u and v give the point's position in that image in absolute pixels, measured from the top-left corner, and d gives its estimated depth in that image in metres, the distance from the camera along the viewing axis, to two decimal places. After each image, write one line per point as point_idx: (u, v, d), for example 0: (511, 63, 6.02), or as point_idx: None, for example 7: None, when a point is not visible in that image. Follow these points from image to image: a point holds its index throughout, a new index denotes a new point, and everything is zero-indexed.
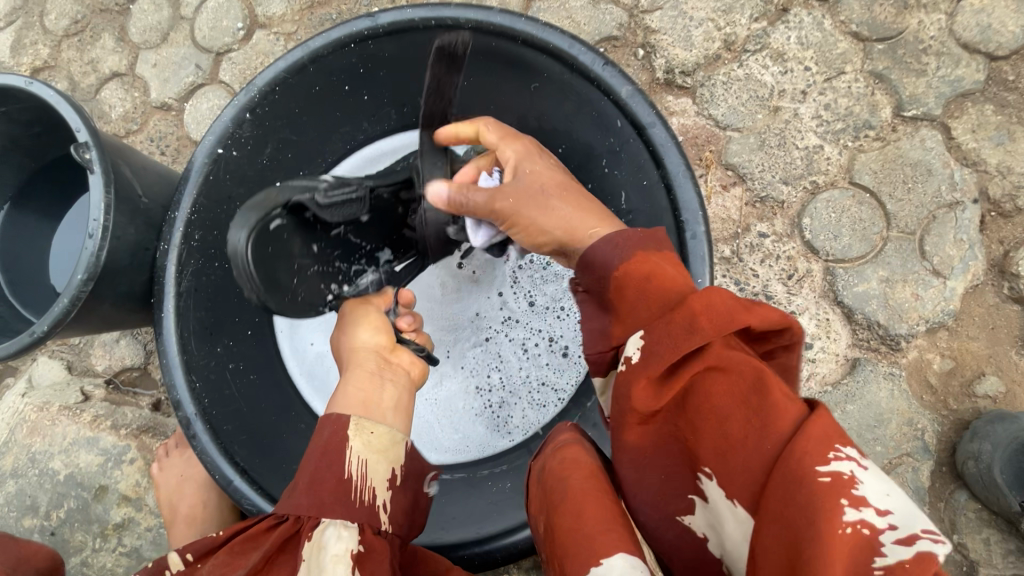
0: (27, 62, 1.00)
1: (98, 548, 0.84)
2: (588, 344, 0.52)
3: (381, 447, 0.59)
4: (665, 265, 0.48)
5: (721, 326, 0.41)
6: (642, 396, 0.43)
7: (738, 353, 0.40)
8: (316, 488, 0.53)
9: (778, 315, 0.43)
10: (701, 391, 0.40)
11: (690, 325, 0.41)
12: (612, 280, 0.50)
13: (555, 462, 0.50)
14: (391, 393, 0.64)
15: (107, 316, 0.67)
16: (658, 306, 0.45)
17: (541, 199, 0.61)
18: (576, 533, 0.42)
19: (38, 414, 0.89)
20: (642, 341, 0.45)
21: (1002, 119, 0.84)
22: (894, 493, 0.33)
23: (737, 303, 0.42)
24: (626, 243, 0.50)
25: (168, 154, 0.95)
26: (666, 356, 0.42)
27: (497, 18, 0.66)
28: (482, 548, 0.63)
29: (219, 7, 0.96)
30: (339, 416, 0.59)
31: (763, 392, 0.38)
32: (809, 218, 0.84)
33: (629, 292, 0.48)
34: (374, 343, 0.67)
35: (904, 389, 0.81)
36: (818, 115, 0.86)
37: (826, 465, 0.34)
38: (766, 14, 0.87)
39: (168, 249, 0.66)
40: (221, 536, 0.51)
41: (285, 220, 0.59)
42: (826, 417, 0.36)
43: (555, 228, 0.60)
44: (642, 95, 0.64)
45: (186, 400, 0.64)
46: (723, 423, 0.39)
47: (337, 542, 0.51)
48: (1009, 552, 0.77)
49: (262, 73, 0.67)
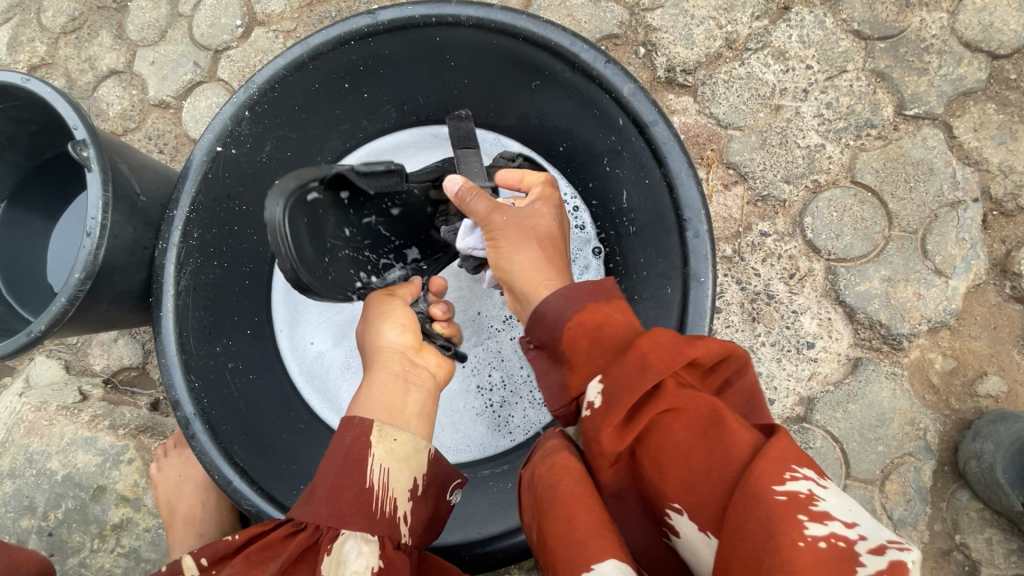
0: (24, 60, 0.99)
1: (96, 548, 0.84)
2: (550, 401, 0.50)
3: (403, 456, 0.55)
4: (613, 313, 0.49)
5: (672, 361, 0.42)
6: (610, 440, 0.42)
7: (690, 390, 0.42)
8: (338, 497, 0.51)
9: (722, 345, 0.45)
10: (659, 428, 0.41)
11: (644, 363, 0.42)
12: (564, 333, 0.49)
13: (544, 466, 0.47)
14: (415, 399, 0.60)
15: (106, 315, 0.66)
16: (610, 352, 0.46)
17: (526, 235, 0.59)
18: (566, 538, 0.41)
19: (35, 414, 0.88)
20: (601, 386, 0.44)
21: (1004, 118, 0.83)
22: (854, 508, 0.35)
23: (683, 339, 0.44)
24: (578, 295, 0.50)
25: (166, 153, 0.94)
26: (624, 398, 0.42)
27: (497, 15, 0.65)
28: (484, 549, 0.63)
29: (218, 4, 0.96)
30: (363, 421, 0.55)
31: (719, 423, 0.39)
32: (811, 216, 0.84)
33: (581, 343, 0.48)
34: (399, 343, 0.63)
35: (906, 388, 0.81)
36: (820, 114, 0.85)
37: (782, 485, 0.35)
38: (768, 12, 0.87)
39: (167, 247, 0.65)
40: (236, 541, 0.51)
41: (320, 195, 0.59)
42: (783, 442, 0.38)
43: (516, 268, 0.57)
44: (644, 93, 0.64)
45: (185, 400, 0.64)
46: (686, 455, 0.39)
47: (358, 558, 0.49)
48: (1011, 551, 0.77)
49: (262, 70, 0.67)
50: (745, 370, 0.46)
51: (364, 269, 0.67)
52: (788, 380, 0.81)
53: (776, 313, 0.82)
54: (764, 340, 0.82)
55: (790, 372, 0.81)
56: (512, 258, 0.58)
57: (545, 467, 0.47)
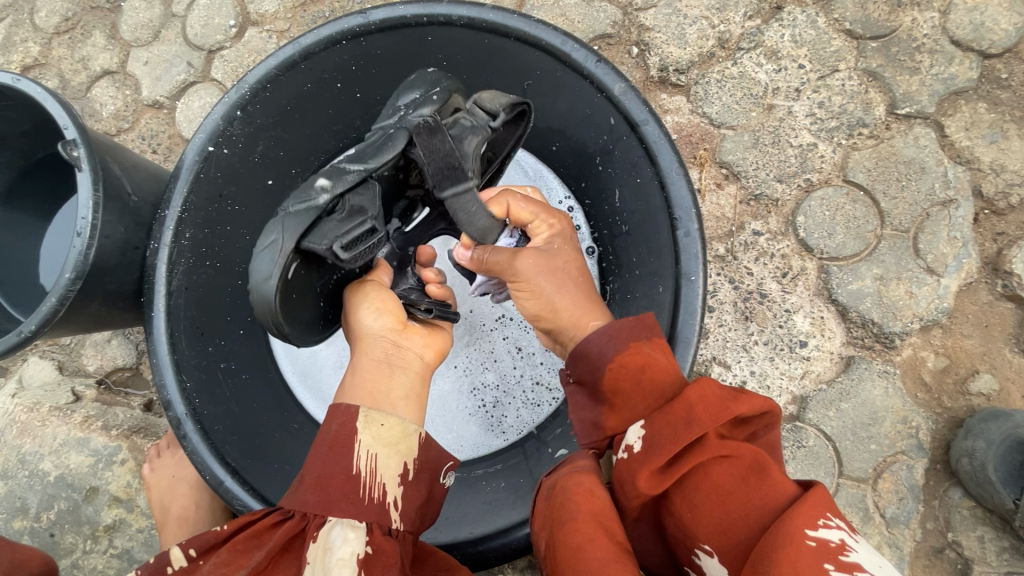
0: (16, 60, 0.99)
1: (88, 550, 0.84)
2: (581, 435, 0.51)
3: (391, 441, 0.54)
4: (657, 355, 0.49)
5: (719, 414, 0.42)
6: (646, 484, 0.42)
7: (733, 441, 0.42)
8: (324, 484, 0.51)
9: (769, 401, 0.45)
10: (699, 473, 0.41)
11: (691, 414, 0.42)
12: (604, 376, 0.50)
13: (572, 481, 0.47)
14: (401, 382, 0.59)
15: (97, 315, 0.66)
16: (654, 398, 0.47)
17: (557, 277, 0.59)
18: (585, 555, 0.41)
19: (28, 415, 0.88)
20: (642, 430, 0.45)
21: (995, 117, 0.84)
22: (887, 565, 0.37)
23: (730, 392, 0.44)
24: (619, 335, 0.51)
25: (159, 153, 0.94)
26: (667, 445, 0.42)
27: (489, 14, 0.65)
28: (474, 549, 0.63)
29: (211, 5, 0.96)
30: (349, 407, 0.54)
31: (759, 472, 0.41)
32: (803, 216, 0.84)
33: (624, 386, 0.48)
34: (379, 327, 0.61)
35: (898, 386, 0.81)
36: (812, 113, 0.86)
37: (814, 531, 0.37)
38: (760, 12, 0.87)
39: (159, 247, 0.66)
40: (224, 531, 0.50)
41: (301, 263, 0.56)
42: (821, 494, 0.39)
43: (563, 309, 0.57)
44: (634, 92, 0.64)
45: (175, 400, 0.64)
46: (723, 501, 0.40)
47: (344, 545, 0.48)
48: (1002, 549, 0.78)
49: (253, 70, 0.67)
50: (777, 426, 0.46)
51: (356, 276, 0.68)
52: (781, 378, 0.81)
53: (769, 312, 0.82)
54: (757, 339, 0.82)
55: (782, 371, 0.81)
56: (554, 299, 0.58)
57: (572, 483, 0.47)
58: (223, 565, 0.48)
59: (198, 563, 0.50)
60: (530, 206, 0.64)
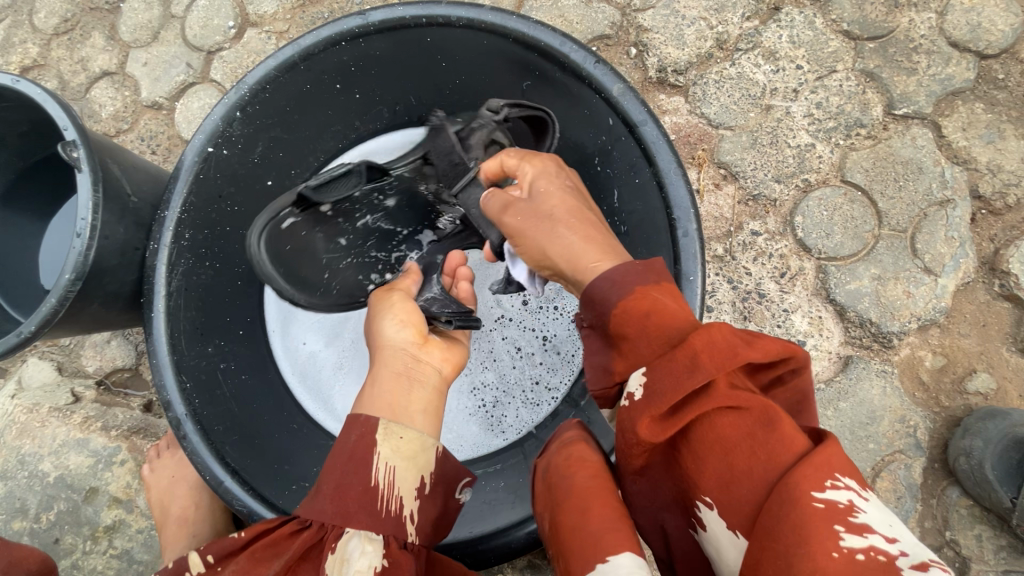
0: (15, 61, 0.99)
1: (88, 550, 0.84)
2: (591, 381, 0.48)
3: (409, 454, 0.54)
4: (665, 300, 0.45)
5: (725, 361, 0.40)
6: (648, 432, 0.41)
7: (741, 390, 0.40)
8: (343, 495, 0.51)
9: (782, 346, 0.43)
10: (704, 426, 0.40)
11: (695, 360, 0.40)
12: (610, 319, 0.46)
13: (560, 458, 0.50)
14: (421, 395, 0.58)
15: (97, 316, 0.66)
16: (658, 342, 0.43)
17: (547, 222, 0.53)
18: (580, 529, 0.42)
19: (27, 415, 0.88)
20: (645, 378, 0.43)
21: (992, 117, 0.84)
22: (896, 523, 0.36)
23: (740, 338, 0.42)
24: (625, 280, 0.47)
25: (158, 154, 0.94)
26: (670, 394, 0.40)
27: (488, 15, 0.65)
28: (475, 548, 0.63)
29: (210, 5, 0.96)
30: (368, 419, 0.54)
31: (768, 425, 0.38)
32: (802, 216, 0.84)
33: (629, 331, 0.45)
34: (399, 337, 0.61)
35: (897, 386, 0.81)
36: (810, 114, 0.86)
37: (822, 492, 0.35)
38: (758, 13, 0.88)
39: (159, 248, 0.65)
40: (242, 537, 0.51)
41: (299, 218, 0.63)
42: (830, 450, 0.38)
43: (556, 255, 0.52)
44: (633, 93, 0.64)
45: (175, 400, 0.63)
46: (728, 454, 0.39)
47: (361, 557, 0.48)
48: (1000, 547, 0.78)
49: (252, 71, 0.67)
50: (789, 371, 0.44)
51: (374, 267, 0.76)
52: None
53: (767, 312, 0.83)
54: None
55: None
56: (545, 246, 0.52)
57: (562, 460, 0.49)
58: (242, 572, 0.49)
59: (217, 568, 0.51)
60: (519, 156, 0.60)
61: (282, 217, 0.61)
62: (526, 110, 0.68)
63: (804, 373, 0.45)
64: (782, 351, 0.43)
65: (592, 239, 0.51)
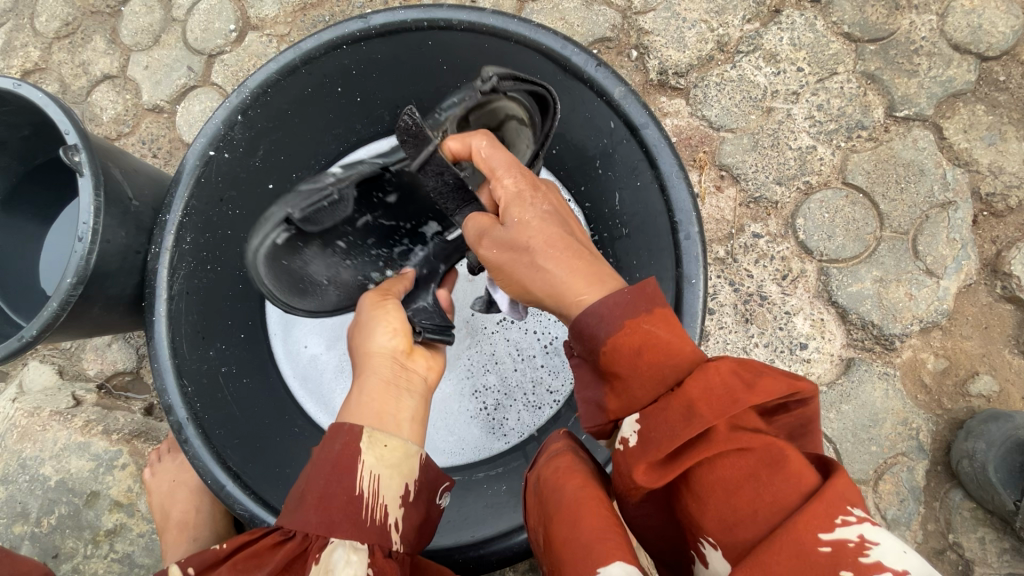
0: (16, 65, 0.99)
1: (89, 555, 0.83)
2: (585, 417, 0.47)
3: (395, 462, 0.53)
4: (658, 333, 0.43)
5: (725, 406, 0.39)
6: (645, 478, 0.40)
7: (742, 431, 0.39)
8: (328, 505, 0.49)
9: (787, 384, 0.41)
10: (703, 468, 0.39)
11: (692, 409, 0.39)
12: (599, 356, 0.45)
13: (550, 470, 0.50)
14: (409, 404, 0.57)
15: (98, 320, 0.65)
16: (653, 384, 0.42)
17: (525, 256, 0.49)
18: (570, 542, 0.42)
19: (28, 419, 0.88)
20: (638, 424, 0.42)
21: (993, 119, 0.84)
22: (909, 553, 0.35)
23: (740, 378, 0.40)
24: (613, 313, 0.44)
25: (159, 157, 0.94)
26: (664, 443, 0.40)
27: (490, 19, 0.65)
28: (476, 552, 0.63)
29: (211, 9, 0.96)
30: (352, 427, 0.52)
31: (772, 466, 0.37)
32: (803, 218, 0.84)
33: (621, 369, 0.43)
34: (391, 348, 0.60)
35: (898, 388, 0.81)
36: (811, 116, 0.86)
37: (829, 533, 0.35)
38: (759, 15, 0.88)
39: (160, 252, 0.66)
40: (224, 549, 0.51)
41: (292, 233, 0.61)
42: (840, 482, 0.36)
43: (535, 287, 0.49)
44: (634, 96, 0.64)
45: (177, 404, 0.63)
46: (730, 496, 0.38)
47: (346, 568, 0.47)
48: (1004, 550, 0.78)
49: (254, 74, 0.67)
50: (802, 400, 0.43)
51: (375, 265, 0.73)
52: None
53: (769, 314, 0.82)
54: (757, 341, 0.82)
55: None
56: (525, 278, 0.49)
57: (553, 473, 0.49)
58: None
59: None
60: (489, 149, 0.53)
61: (274, 237, 0.60)
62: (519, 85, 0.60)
63: (813, 403, 0.43)
64: (789, 387, 0.41)
65: (580, 267, 0.48)
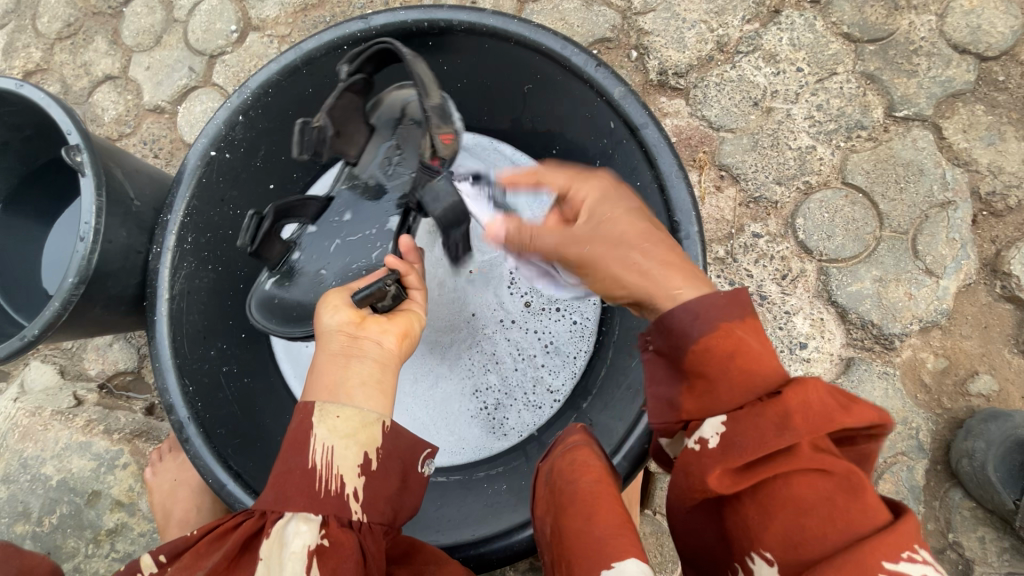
0: (19, 66, 0.99)
1: (90, 554, 0.83)
2: (654, 413, 0.48)
3: (348, 432, 0.51)
4: (750, 339, 0.43)
5: (819, 425, 0.40)
6: (717, 483, 0.42)
7: (826, 452, 0.40)
8: (282, 482, 0.50)
9: (877, 415, 0.42)
10: (780, 483, 0.40)
11: (786, 421, 0.40)
12: (688, 357, 0.44)
13: (564, 462, 0.50)
14: (360, 370, 0.54)
15: (101, 319, 0.66)
16: (744, 391, 0.42)
17: (621, 248, 0.49)
18: (582, 534, 0.42)
19: (30, 419, 0.88)
20: (723, 427, 0.42)
21: (992, 119, 0.84)
22: None
23: (836, 399, 0.41)
24: (709, 312, 0.44)
25: (161, 157, 0.95)
26: (751, 449, 0.40)
27: (489, 19, 0.66)
28: (476, 551, 0.63)
29: (212, 10, 0.96)
30: (305, 403, 0.52)
31: (850, 493, 0.39)
32: (803, 218, 0.84)
33: (710, 371, 0.43)
34: (336, 325, 0.57)
35: (899, 387, 0.81)
36: (811, 116, 0.86)
37: (894, 564, 0.36)
38: (758, 16, 0.88)
39: (162, 252, 0.66)
40: (193, 536, 0.50)
41: (275, 276, 0.74)
42: (909, 522, 0.39)
43: (634, 283, 0.47)
44: (634, 96, 0.64)
45: (178, 403, 0.64)
46: (802, 514, 0.39)
47: (296, 538, 0.47)
48: (1003, 549, 0.78)
49: (255, 75, 0.67)
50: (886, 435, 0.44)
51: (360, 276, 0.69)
52: None
53: (768, 314, 0.83)
54: None
55: None
56: (618, 275, 0.48)
57: (566, 463, 0.50)
58: (183, 569, 0.47)
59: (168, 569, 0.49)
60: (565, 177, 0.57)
61: (264, 283, 0.75)
62: (362, 57, 0.66)
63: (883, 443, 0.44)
64: (879, 420, 0.42)
65: (671, 265, 0.48)
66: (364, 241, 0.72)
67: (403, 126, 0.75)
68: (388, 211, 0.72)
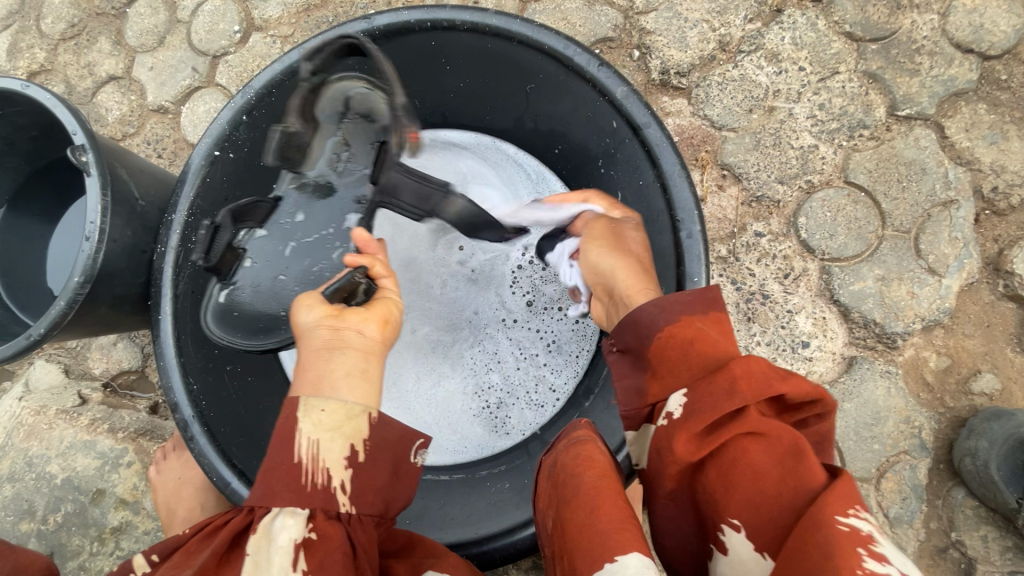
0: (23, 66, 0.99)
1: (95, 552, 0.84)
2: (623, 402, 0.52)
3: (333, 424, 0.51)
4: (709, 330, 0.49)
5: (761, 390, 0.43)
6: (683, 449, 0.44)
7: (773, 421, 0.43)
8: (270, 476, 0.50)
9: (816, 389, 0.46)
10: (736, 450, 0.42)
11: (733, 386, 0.44)
12: (654, 344, 0.50)
13: (567, 457, 0.50)
14: (343, 364, 0.55)
15: (105, 318, 0.66)
16: (698, 369, 0.47)
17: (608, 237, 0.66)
18: (587, 529, 0.42)
19: (35, 417, 0.88)
20: (684, 400, 0.46)
21: (995, 118, 0.84)
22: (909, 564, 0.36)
23: (777, 372, 0.45)
24: (674, 307, 0.51)
25: (164, 157, 0.95)
26: (705, 415, 0.44)
27: (492, 19, 0.66)
28: (479, 548, 0.64)
29: (216, 10, 0.97)
30: (290, 398, 0.53)
31: (798, 456, 0.41)
32: (805, 216, 0.84)
33: (671, 355, 0.49)
34: (313, 322, 0.57)
35: (901, 386, 0.81)
36: (813, 115, 0.86)
37: (846, 518, 0.37)
38: (761, 15, 0.88)
39: (165, 251, 0.66)
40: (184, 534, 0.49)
41: (224, 286, 0.69)
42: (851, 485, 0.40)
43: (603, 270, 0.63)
44: (636, 95, 0.64)
45: (182, 402, 0.64)
46: (757, 479, 0.41)
47: (282, 533, 0.47)
48: (1006, 548, 0.78)
49: (258, 75, 0.68)
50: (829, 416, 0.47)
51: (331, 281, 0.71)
52: None
53: (771, 313, 0.83)
54: (760, 340, 0.82)
55: None
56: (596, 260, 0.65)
57: (569, 457, 0.49)
58: (174, 567, 0.47)
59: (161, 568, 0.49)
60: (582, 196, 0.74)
61: (215, 296, 0.69)
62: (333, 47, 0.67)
63: (829, 421, 0.48)
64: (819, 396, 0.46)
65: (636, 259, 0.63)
66: (323, 241, 0.71)
67: (347, 122, 0.72)
68: (344, 207, 0.72)
